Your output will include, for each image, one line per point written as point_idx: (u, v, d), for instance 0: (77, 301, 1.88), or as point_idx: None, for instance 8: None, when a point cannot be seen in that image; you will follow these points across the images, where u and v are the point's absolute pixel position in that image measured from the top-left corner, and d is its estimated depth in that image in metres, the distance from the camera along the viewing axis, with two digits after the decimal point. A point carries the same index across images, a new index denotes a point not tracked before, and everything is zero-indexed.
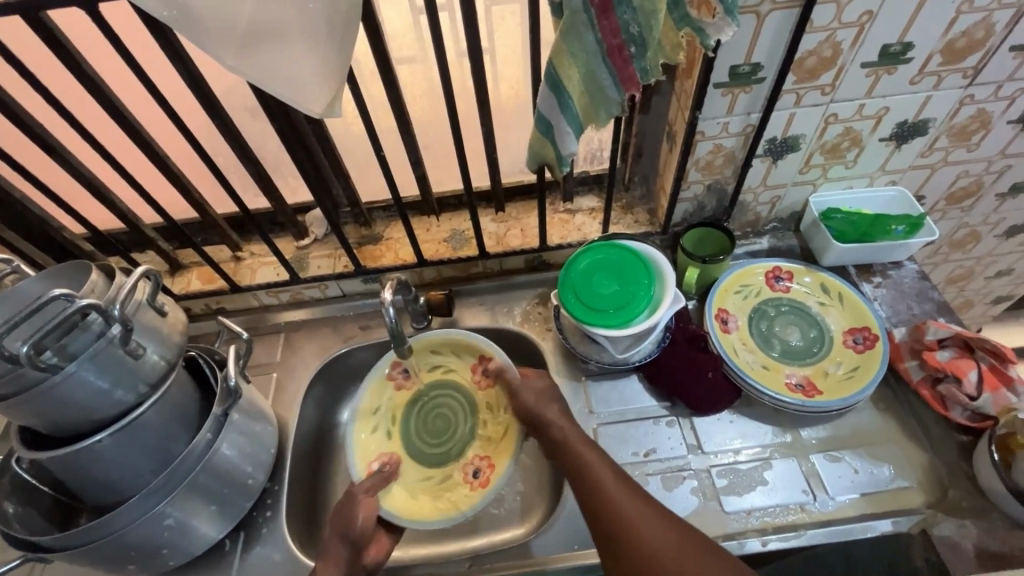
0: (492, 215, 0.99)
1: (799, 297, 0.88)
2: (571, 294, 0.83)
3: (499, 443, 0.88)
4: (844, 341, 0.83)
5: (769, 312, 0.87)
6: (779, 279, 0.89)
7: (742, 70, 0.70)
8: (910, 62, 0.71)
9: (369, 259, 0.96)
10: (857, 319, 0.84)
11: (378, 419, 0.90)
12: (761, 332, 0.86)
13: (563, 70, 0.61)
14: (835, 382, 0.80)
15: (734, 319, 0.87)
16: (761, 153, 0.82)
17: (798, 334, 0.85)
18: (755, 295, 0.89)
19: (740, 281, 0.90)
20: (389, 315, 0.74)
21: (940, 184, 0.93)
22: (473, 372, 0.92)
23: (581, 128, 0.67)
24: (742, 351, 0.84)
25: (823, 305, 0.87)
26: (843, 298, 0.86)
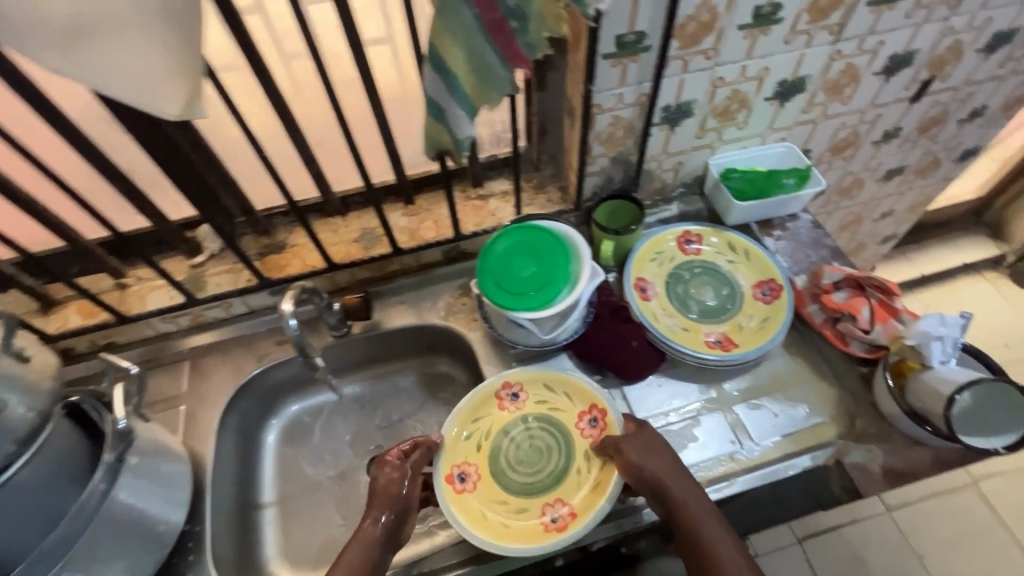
0: (402, 209, 0.95)
1: (709, 258, 0.91)
2: (490, 280, 0.81)
3: (587, 492, 0.77)
4: (754, 295, 0.87)
5: (686, 275, 0.90)
6: (691, 242, 0.92)
7: (628, 39, 0.69)
8: (781, 22, 0.75)
9: (275, 269, 0.90)
10: (762, 272, 0.88)
11: (474, 431, 0.83)
12: (678, 295, 0.88)
13: (445, 49, 0.58)
14: (749, 334, 0.84)
15: (654, 286, 0.89)
16: (658, 121, 0.83)
17: (712, 293, 0.89)
18: (670, 260, 0.91)
19: (654, 249, 0.92)
20: (291, 328, 0.71)
21: (823, 136, 0.99)
22: (582, 417, 0.82)
23: (474, 109, 0.65)
24: (663, 316, 0.86)
25: (732, 263, 0.90)
26: (749, 254, 0.90)
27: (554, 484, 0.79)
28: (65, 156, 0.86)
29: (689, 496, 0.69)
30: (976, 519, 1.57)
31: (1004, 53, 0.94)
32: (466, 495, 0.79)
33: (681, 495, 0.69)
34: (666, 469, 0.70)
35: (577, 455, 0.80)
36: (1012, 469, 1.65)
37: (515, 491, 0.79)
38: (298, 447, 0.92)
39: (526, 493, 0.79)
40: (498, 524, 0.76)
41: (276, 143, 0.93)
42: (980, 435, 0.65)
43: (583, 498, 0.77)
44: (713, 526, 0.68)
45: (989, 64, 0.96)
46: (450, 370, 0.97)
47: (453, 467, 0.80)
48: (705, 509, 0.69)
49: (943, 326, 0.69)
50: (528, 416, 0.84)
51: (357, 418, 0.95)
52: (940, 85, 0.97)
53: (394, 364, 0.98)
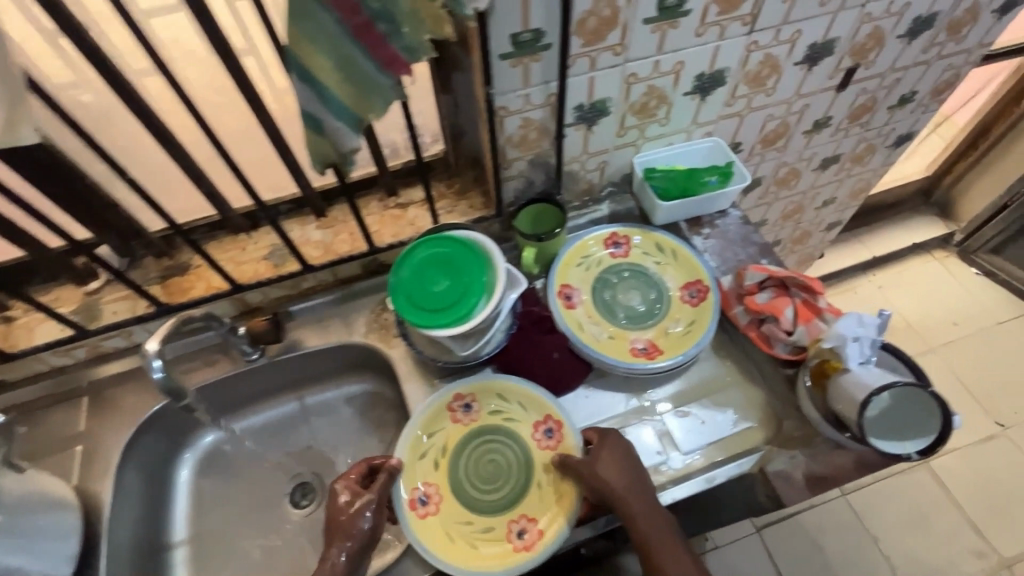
0: (314, 222, 0.89)
1: (637, 260, 0.88)
2: (403, 297, 0.77)
3: (556, 505, 0.71)
4: (681, 297, 0.85)
5: (613, 280, 0.87)
6: (618, 245, 0.89)
7: (523, 37, 0.65)
8: (689, 14, 0.71)
9: (177, 292, 0.84)
10: (688, 273, 0.86)
11: (429, 448, 0.76)
12: (605, 301, 0.85)
13: (308, 57, 0.53)
14: (675, 339, 0.81)
15: (579, 292, 0.86)
16: (573, 121, 0.80)
17: (640, 298, 0.86)
18: (597, 264, 0.88)
19: (580, 253, 0.88)
20: (155, 369, 0.65)
21: (752, 128, 0.97)
22: (539, 426, 0.76)
23: (356, 121, 0.60)
24: (588, 324, 0.83)
25: (660, 265, 0.88)
26: (676, 254, 0.87)
27: (519, 498, 0.73)
28: None
29: (644, 515, 0.66)
30: (929, 497, 1.59)
31: (927, 37, 0.93)
32: (429, 518, 0.72)
33: (636, 514, 0.66)
34: (627, 486, 0.67)
35: (540, 467, 0.74)
36: (962, 446, 1.67)
37: (479, 509, 0.73)
38: (216, 479, 0.87)
39: (493, 510, 0.72)
40: (466, 548, 0.70)
41: (149, 160, 0.84)
42: (895, 440, 0.62)
43: (553, 511, 0.71)
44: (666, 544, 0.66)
45: (913, 50, 0.94)
46: (376, 388, 0.92)
47: (414, 489, 0.73)
48: (662, 530, 0.66)
49: (861, 326, 0.67)
50: (484, 428, 0.77)
51: (278, 444, 0.91)
52: (865, 73, 0.95)
53: (317, 385, 0.93)
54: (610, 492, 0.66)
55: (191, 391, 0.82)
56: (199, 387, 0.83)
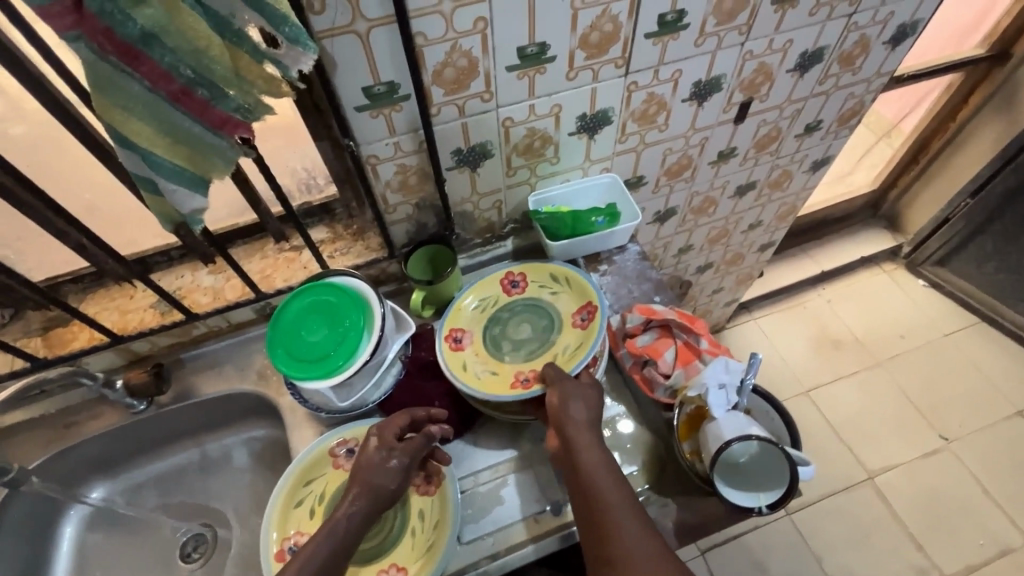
0: (206, 268, 0.88)
1: (533, 294, 0.86)
2: (280, 349, 0.75)
3: (424, 555, 0.69)
4: (572, 322, 0.81)
5: (508, 317, 0.85)
6: (515, 284, 0.87)
7: (377, 90, 0.65)
8: (555, 59, 0.71)
9: (57, 345, 0.82)
10: (580, 299, 0.82)
11: (306, 494, 0.74)
12: (495, 339, 0.83)
13: (124, 125, 0.51)
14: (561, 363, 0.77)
15: (470, 334, 0.84)
16: (453, 164, 0.79)
17: (532, 330, 0.83)
18: (492, 305, 0.86)
19: (477, 295, 0.86)
20: None
21: (652, 162, 0.97)
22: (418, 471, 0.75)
23: (195, 181, 0.58)
24: (473, 363, 0.80)
25: (554, 294, 0.85)
26: (569, 281, 0.84)
27: (391, 547, 0.70)
28: None
29: (583, 442, 0.66)
30: (873, 514, 1.59)
31: (819, 70, 0.93)
32: None
33: (574, 437, 0.66)
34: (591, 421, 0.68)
35: (415, 514, 0.72)
36: (906, 461, 1.68)
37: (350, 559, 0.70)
38: (106, 535, 0.85)
39: (365, 560, 0.70)
40: None
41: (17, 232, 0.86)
42: (752, 492, 0.62)
43: (421, 561, 0.69)
44: (614, 493, 0.61)
45: (807, 82, 0.95)
46: (273, 436, 0.90)
47: (284, 539, 0.70)
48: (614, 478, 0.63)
49: (727, 372, 0.68)
50: None
51: (172, 496, 0.89)
52: (760, 106, 0.95)
53: (214, 434, 0.91)
54: (563, 421, 0.67)
55: (31, 466, 0.78)
56: (53, 453, 0.80)
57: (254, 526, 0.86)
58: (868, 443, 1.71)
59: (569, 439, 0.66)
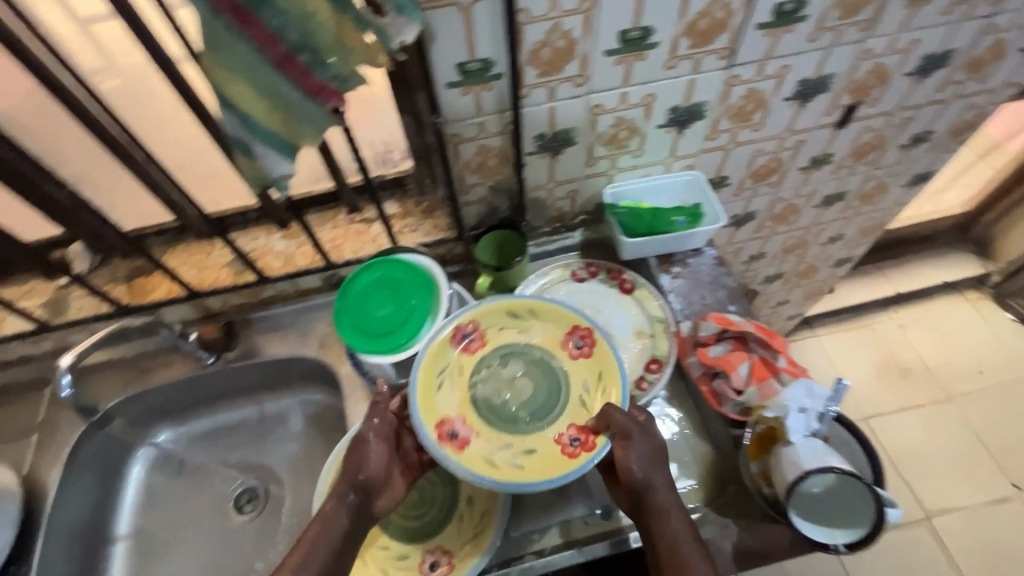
0: (279, 232, 0.90)
1: (498, 340, 0.73)
2: (345, 321, 0.75)
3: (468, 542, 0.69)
4: (571, 355, 0.71)
5: (490, 380, 0.72)
6: (470, 337, 0.73)
7: (471, 67, 0.63)
8: (657, 46, 0.67)
9: (139, 293, 0.86)
10: (557, 328, 0.73)
11: None
12: (493, 414, 0.69)
13: (229, 85, 0.52)
14: (595, 404, 0.68)
15: (461, 422, 0.68)
16: (534, 149, 0.76)
17: (527, 381, 0.71)
18: (460, 373, 0.72)
19: (433, 370, 0.70)
20: (64, 385, 0.70)
21: (739, 163, 0.91)
22: None
23: (287, 147, 0.58)
24: (496, 453, 0.67)
25: (525, 331, 0.74)
26: (535, 311, 0.74)
27: (437, 529, 0.71)
28: None
29: (646, 463, 0.63)
30: (926, 557, 1.49)
31: (941, 76, 0.85)
32: None
33: (637, 460, 0.63)
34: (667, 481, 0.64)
35: (462, 498, 0.72)
36: (970, 505, 1.56)
37: (397, 534, 0.71)
38: (169, 476, 0.90)
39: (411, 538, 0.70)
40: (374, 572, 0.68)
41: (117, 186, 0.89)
42: (825, 528, 0.59)
43: (465, 548, 0.68)
44: (695, 555, 0.60)
45: (925, 88, 0.86)
46: (327, 403, 0.92)
47: None
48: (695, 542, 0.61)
49: (810, 397, 0.63)
50: None
51: (229, 449, 0.92)
52: (868, 110, 0.88)
53: (272, 394, 0.93)
54: (646, 484, 0.63)
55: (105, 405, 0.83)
56: (125, 395, 0.84)
57: (305, 488, 0.88)
58: (928, 481, 1.61)
59: (632, 475, 0.63)
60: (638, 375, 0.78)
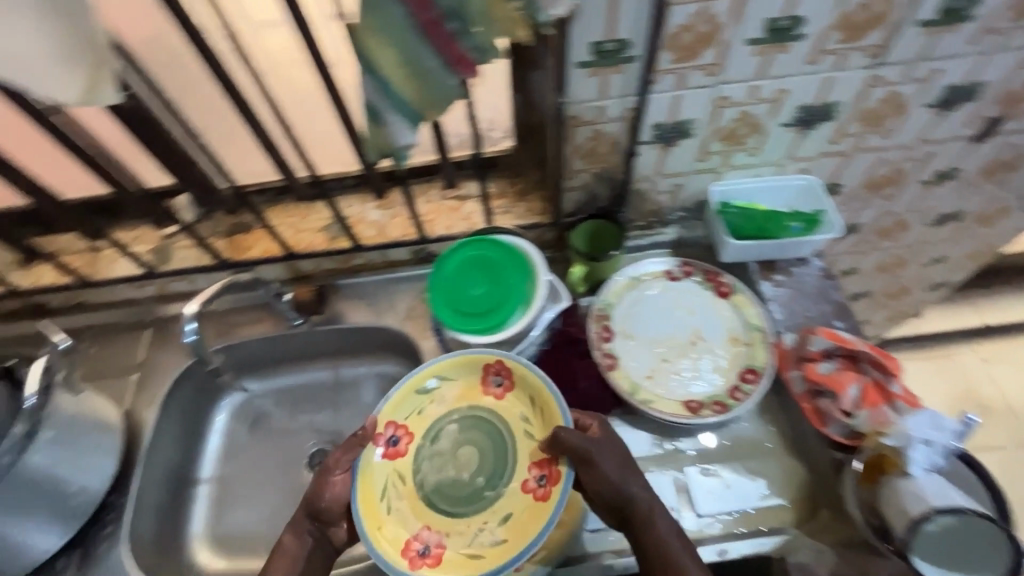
0: (374, 202, 0.90)
1: (422, 424, 0.75)
2: (439, 297, 0.75)
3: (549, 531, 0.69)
4: (495, 397, 0.74)
5: (435, 468, 0.73)
6: (394, 441, 0.73)
7: (607, 47, 0.60)
8: (803, 38, 0.63)
9: (238, 249, 0.88)
10: (471, 383, 0.75)
11: None
12: (456, 501, 0.71)
13: (376, 50, 0.51)
14: (539, 430, 0.71)
15: (426, 530, 0.70)
16: (648, 139, 0.73)
17: (468, 447, 0.73)
18: (400, 482, 0.72)
19: (376, 499, 0.70)
20: (189, 330, 0.76)
21: (857, 171, 0.85)
22: None
23: (416, 116, 0.58)
24: (478, 538, 0.68)
25: (444, 402, 0.75)
26: (446, 375, 0.75)
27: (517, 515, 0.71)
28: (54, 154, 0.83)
29: (615, 474, 0.62)
30: None
31: None
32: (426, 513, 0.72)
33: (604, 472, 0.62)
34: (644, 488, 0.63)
35: None
36: None
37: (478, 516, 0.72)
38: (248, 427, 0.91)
39: None
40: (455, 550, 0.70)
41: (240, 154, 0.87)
42: (942, 568, 0.56)
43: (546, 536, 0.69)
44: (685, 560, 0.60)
45: None
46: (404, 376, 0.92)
47: None
48: (685, 548, 0.61)
49: (936, 429, 0.59)
50: None
51: (302, 411, 0.92)
52: (1014, 125, 0.80)
53: (350, 359, 0.94)
54: (623, 497, 0.62)
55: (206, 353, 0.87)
56: (223, 343, 0.88)
57: None
58: None
59: (600, 487, 0.62)
60: (732, 384, 0.75)
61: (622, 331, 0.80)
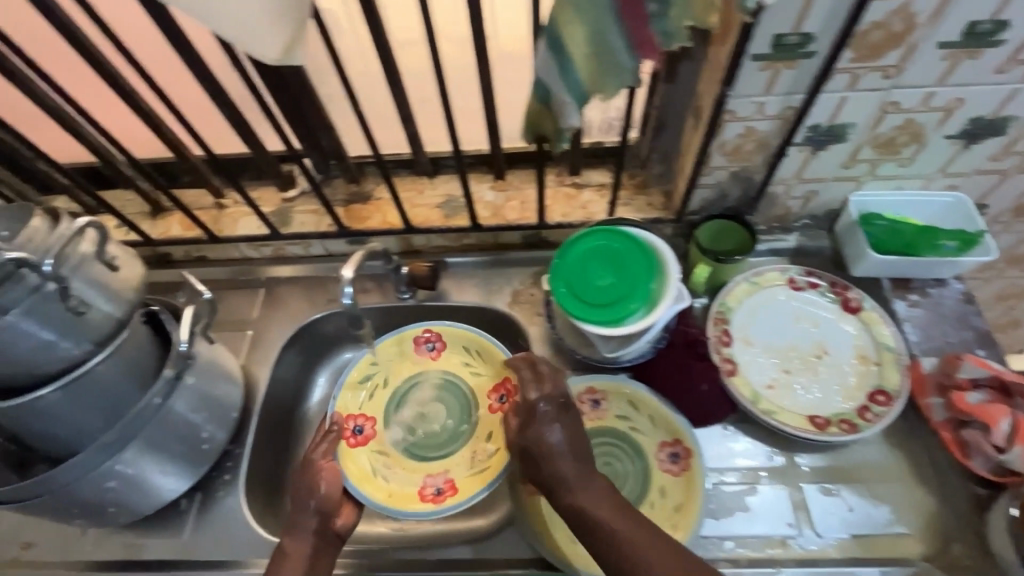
0: (490, 182, 0.90)
1: (377, 407, 0.86)
2: (562, 284, 0.75)
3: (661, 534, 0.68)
4: (433, 359, 0.89)
5: (410, 434, 0.85)
6: (359, 431, 0.83)
7: (788, 40, 0.57)
8: (1000, 45, 0.59)
9: (356, 219, 0.90)
10: (409, 359, 0.89)
11: None
12: (437, 442, 0.84)
13: (564, 26, 0.51)
14: (483, 366, 0.87)
15: (430, 477, 0.82)
16: (800, 140, 0.70)
17: (430, 404, 0.87)
18: (385, 455, 0.84)
19: (371, 474, 0.80)
20: (346, 294, 0.70)
21: (1011, 192, 0.79)
22: (662, 448, 0.72)
23: (585, 98, 0.57)
24: (469, 460, 0.82)
25: (387, 383, 0.88)
26: (383, 359, 0.88)
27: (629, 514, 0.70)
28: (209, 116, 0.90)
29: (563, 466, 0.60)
30: None
31: None
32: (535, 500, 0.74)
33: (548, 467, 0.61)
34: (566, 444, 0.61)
35: (654, 487, 0.70)
36: None
37: None
38: None
39: None
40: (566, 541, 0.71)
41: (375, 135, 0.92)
42: None
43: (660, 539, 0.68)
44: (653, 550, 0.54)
45: None
46: None
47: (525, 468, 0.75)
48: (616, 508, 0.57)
49: None
50: (604, 427, 0.75)
51: None
52: None
53: None
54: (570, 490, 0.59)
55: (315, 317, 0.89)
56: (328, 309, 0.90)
57: None
58: None
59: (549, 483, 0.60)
60: (861, 404, 0.72)
61: (742, 338, 0.78)
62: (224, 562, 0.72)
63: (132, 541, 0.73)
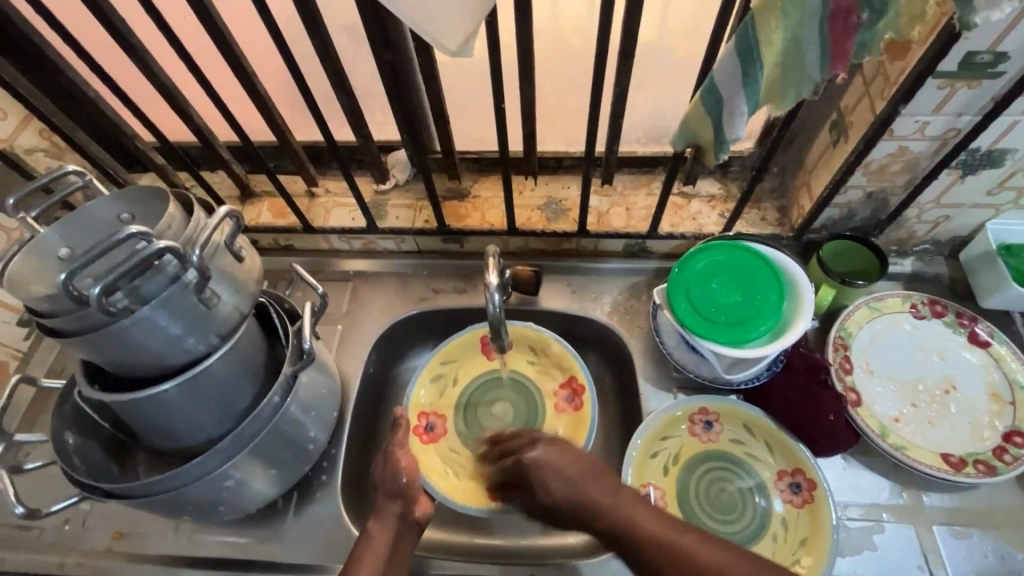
0: (595, 186, 0.87)
1: (447, 405, 0.85)
2: (683, 298, 0.71)
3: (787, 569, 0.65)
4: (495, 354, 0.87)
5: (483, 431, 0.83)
6: (431, 428, 0.83)
7: (979, 59, 0.54)
8: None
9: (453, 216, 0.86)
10: (474, 358, 0.87)
11: (661, 448, 0.73)
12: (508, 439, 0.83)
13: (763, 31, 0.47)
14: (548, 369, 0.85)
15: None
16: (953, 164, 0.66)
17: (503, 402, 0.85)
18: (455, 452, 0.82)
19: (442, 471, 0.79)
20: (493, 301, 0.64)
21: None
22: (782, 476, 0.70)
23: (755, 109, 0.53)
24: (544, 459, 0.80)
25: (455, 382, 0.86)
26: (450, 359, 0.86)
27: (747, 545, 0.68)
28: (325, 93, 0.87)
29: (605, 497, 0.57)
30: None
31: None
32: None
33: (590, 499, 0.57)
34: (573, 470, 0.59)
35: (775, 517, 0.68)
36: None
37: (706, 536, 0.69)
38: None
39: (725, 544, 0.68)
40: None
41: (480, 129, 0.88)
42: None
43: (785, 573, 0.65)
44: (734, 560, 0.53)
45: None
46: (595, 372, 0.89)
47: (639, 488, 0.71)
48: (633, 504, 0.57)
49: None
50: (717, 450, 0.73)
51: None
52: None
53: None
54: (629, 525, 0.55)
55: (410, 314, 0.87)
56: (422, 308, 0.87)
57: None
58: None
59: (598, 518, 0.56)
60: (996, 444, 0.68)
61: (862, 366, 0.74)
62: (322, 567, 0.69)
63: (228, 538, 0.71)
